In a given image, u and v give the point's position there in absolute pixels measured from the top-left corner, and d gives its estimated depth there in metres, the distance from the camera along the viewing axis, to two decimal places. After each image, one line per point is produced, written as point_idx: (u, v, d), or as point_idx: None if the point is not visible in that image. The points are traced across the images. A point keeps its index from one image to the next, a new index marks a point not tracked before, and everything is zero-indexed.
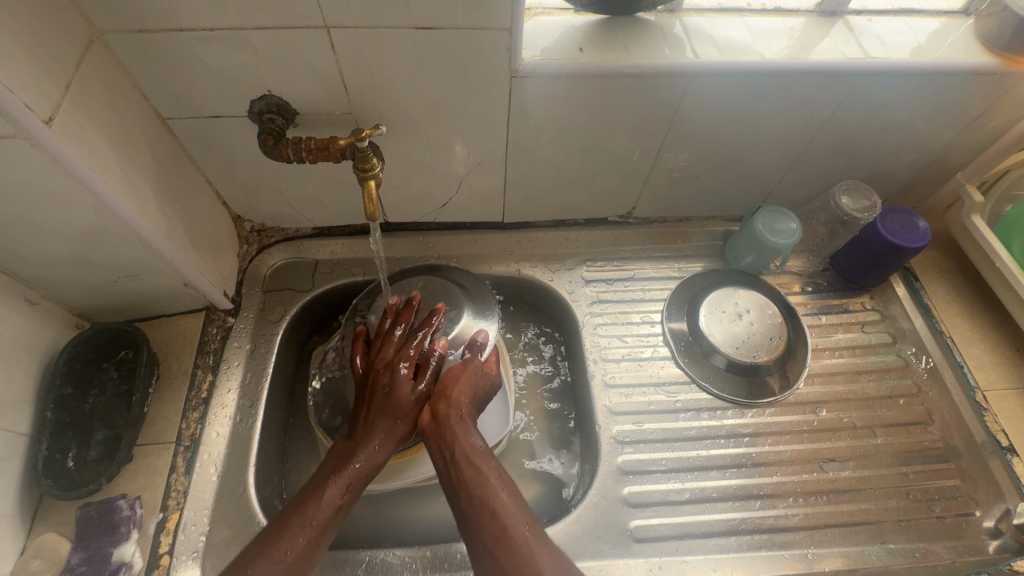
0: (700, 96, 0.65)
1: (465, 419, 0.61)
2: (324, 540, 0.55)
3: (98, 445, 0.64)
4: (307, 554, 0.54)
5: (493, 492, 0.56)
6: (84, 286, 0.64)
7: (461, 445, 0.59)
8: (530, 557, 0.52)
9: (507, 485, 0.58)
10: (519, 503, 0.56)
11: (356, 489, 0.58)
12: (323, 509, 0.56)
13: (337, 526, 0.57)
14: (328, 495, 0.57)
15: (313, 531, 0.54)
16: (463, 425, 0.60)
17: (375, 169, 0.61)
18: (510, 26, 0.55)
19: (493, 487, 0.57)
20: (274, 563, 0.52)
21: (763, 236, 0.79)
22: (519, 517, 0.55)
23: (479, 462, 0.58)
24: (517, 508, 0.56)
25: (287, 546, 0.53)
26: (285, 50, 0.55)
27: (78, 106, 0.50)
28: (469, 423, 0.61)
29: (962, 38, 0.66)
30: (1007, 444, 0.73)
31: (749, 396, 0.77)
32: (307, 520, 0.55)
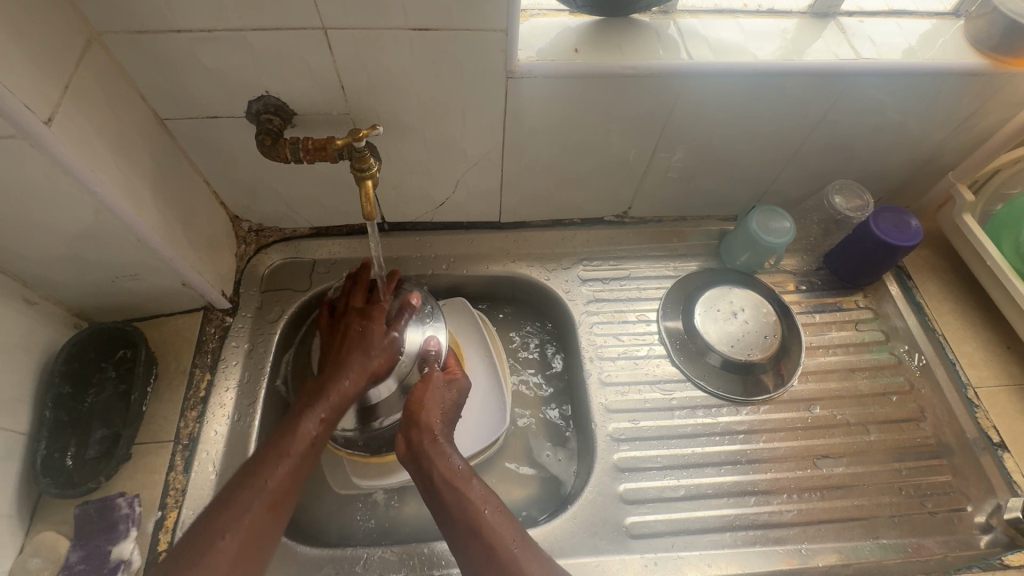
0: (694, 97, 0.66)
1: (441, 442, 0.62)
2: (304, 472, 0.58)
3: (98, 443, 0.65)
4: (287, 483, 0.56)
5: (477, 511, 0.56)
6: (82, 285, 0.65)
7: (439, 471, 0.59)
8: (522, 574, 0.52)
9: (489, 498, 0.58)
10: (504, 515, 0.57)
11: (331, 424, 0.62)
12: (300, 440, 0.59)
13: (315, 456, 0.60)
14: (305, 428, 0.59)
15: (292, 459, 0.57)
16: (439, 450, 0.61)
17: (372, 169, 0.61)
18: (505, 28, 0.56)
19: (476, 504, 0.57)
20: (258, 488, 0.54)
21: (758, 235, 0.80)
22: (507, 531, 0.55)
23: (458, 482, 0.58)
24: (503, 520, 0.56)
25: (268, 476, 0.55)
26: (283, 51, 0.56)
27: (77, 106, 0.50)
28: (448, 445, 0.62)
29: (953, 39, 0.67)
30: (998, 440, 0.74)
31: (744, 393, 0.78)
32: (286, 452, 0.57)
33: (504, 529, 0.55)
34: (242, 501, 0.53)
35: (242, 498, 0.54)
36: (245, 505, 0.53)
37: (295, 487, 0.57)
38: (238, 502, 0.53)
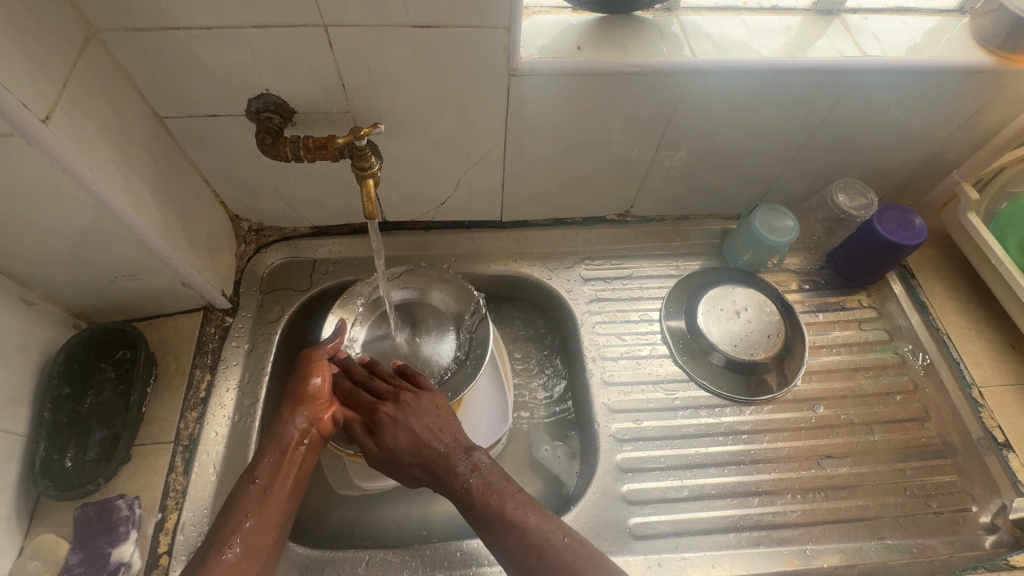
0: (697, 94, 0.65)
1: (474, 475, 0.58)
2: (275, 518, 0.56)
3: (97, 445, 0.64)
4: (256, 535, 0.55)
5: (524, 522, 0.55)
6: (81, 285, 0.64)
7: (484, 511, 0.56)
8: (545, 549, 0.53)
9: (542, 518, 0.56)
10: (561, 531, 0.55)
11: (297, 463, 0.60)
12: (253, 491, 0.56)
13: (280, 496, 0.57)
14: (258, 481, 0.57)
15: (249, 514, 0.55)
16: (476, 484, 0.58)
17: (373, 167, 0.60)
18: (508, 25, 0.55)
19: (536, 535, 0.54)
20: (224, 548, 0.53)
21: (761, 234, 0.79)
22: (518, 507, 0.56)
23: (506, 512, 0.56)
24: (564, 539, 0.54)
25: (229, 536, 0.54)
26: (283, 49, 0.55)
27: (75, 104, 0.49)
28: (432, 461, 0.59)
29: (959, 36, 0.66)
30: (1003, 439, 0.73)
31: (748, 393, 0.77)
32: (247, 510, 0.55)
33: (566, 548, 0.53)
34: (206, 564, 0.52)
35: (210, 561, 0.52)
36: (216, 565, 0.52)
37: (269, 535, 0.55)
38: (205, 563, 0.52)
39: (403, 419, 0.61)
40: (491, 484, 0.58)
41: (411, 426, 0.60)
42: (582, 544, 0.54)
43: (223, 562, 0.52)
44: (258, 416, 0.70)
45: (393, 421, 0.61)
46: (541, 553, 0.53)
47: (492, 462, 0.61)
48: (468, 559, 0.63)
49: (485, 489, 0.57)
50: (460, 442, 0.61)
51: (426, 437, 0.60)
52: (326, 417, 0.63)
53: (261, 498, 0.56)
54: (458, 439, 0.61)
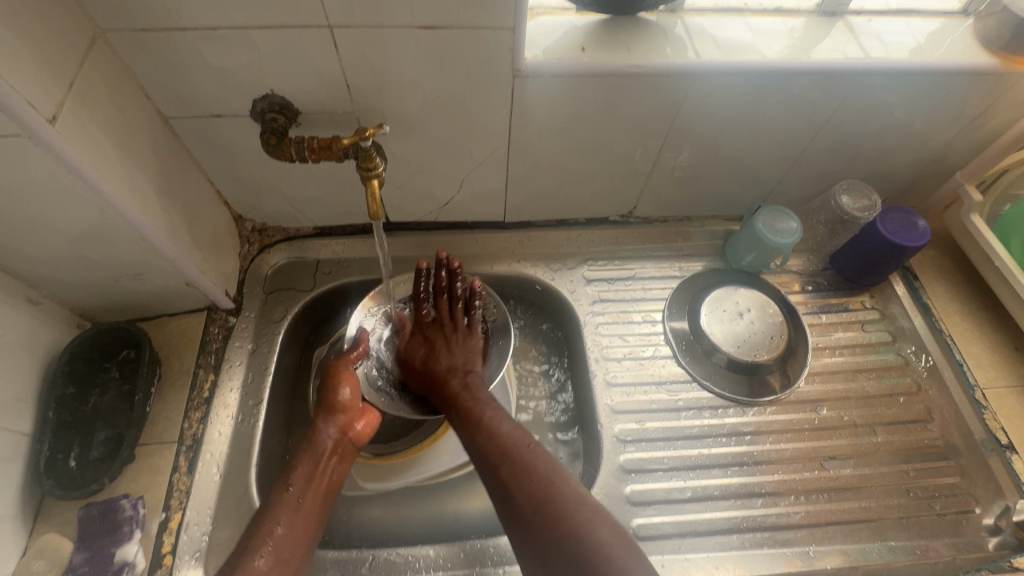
0: (701, 95, 0.65)
1: (464, 389, 0.66)
2: (306, 527, 0.57)
3: (101, 444, 0.64)
4: (287, 544, 0.55)
5: (496, 427, 0.61)
6: (86, 285, 0.64)
7: (463, 414, 0.63)
8: (509, 449, 0.58)
9: (512, 428, 0.61)
10: (527, 440, 0.60)
11: (327, 472, 0.62)
12: (287, 501, 0.58)
13: (312, 507, 0.59)
14: (291, 489, 0.59)
15: (283, 523, 0.56)
16: (465, 395, 0.65)
17: (378, 168, 0.61)
18: (513, 25, 0.55)
19: (501, 435, 0.60)
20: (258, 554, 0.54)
21: (765, 235, 0.79)
22: (497, 418, 0.62)
23: (483, 419, 0.62)
24: (527, 445, 0.59)
25: (262, 543, 0.54)
26: (288, 49, 0.55)
27: (81, 104, 0.49)
28: (443, 367, 0.69)
29: (962, 38, 0.67)
30: (1006, 441, 0.73)
31: (751, 394, 0.77)
32: (279, 517, 0.57)
33: (527, 453, 0.58)
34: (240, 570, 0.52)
35: (243, 566, 0.52)
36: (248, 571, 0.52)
37: (300, 544, 0.56)
38: (239, 568, 0.52)
39: (433, 339, 0.71)
40: (478, 398, 0.65)
41: (435, 345, 0.71)
42: (544, 454, 0.58)
43: (256, 568, 0.52)
44: (261, 416, 0.70)
45: (428, 337, 0.72)
46: (502, 452, 0.58)
47: (486, 389, 0.67)
48: (472, 560, 0.63)
49: (470, 399, 0.65)
50: (468, 370, 0.69)
51: (439, 355, 0.70)
52: (357, 426, 0.66)
53: (294, 506, 0.58)
54: (466, 365, 0.69)
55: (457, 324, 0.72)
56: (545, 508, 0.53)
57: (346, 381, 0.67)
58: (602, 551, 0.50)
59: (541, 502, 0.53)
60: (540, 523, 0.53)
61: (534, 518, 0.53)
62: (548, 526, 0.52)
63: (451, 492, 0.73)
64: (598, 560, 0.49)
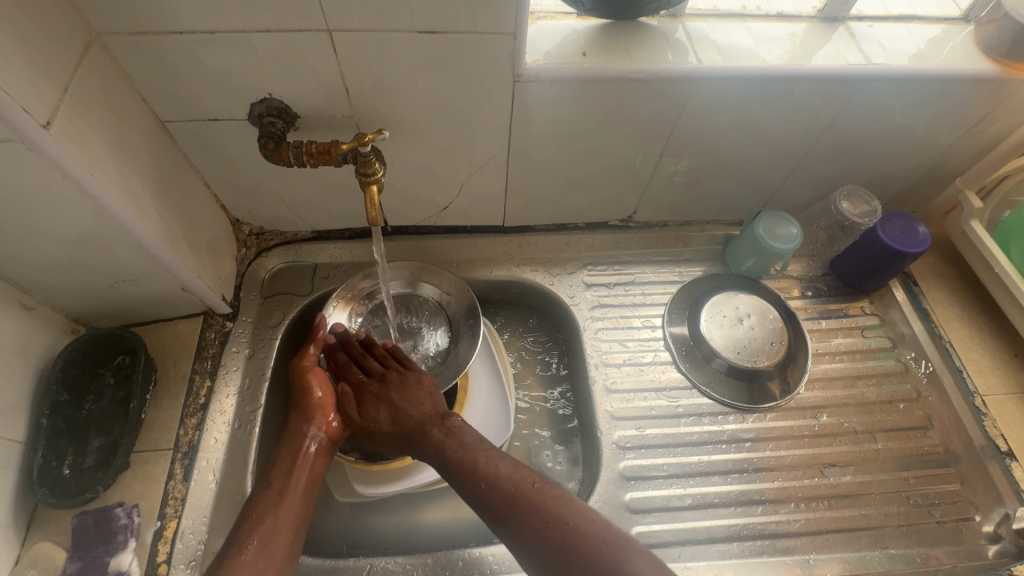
0: (702, 101, 0.65)
1: (448, 436, 0.63)
2: (292, 519, 0.57)
3: (96, 451, 0.63)
4: (273, 535, 0.55)
5: (496, 473, 0.59)
6: (80, 290, 0.63)
7: (456, 468, 0.60)
8: (518, 494, 0.56)
9: (510, 469, 0.59)
10: (529, 479, 0.58)
11: (309, 467, 0.62)
12: (270, 496, 0.58)
13: (298, 500, 0.59)
14: (272, 484, 0.59)
15: (269, 517, 0.56)
16: (450, 445, 0.62)
17: (378, 174, 0.60)
18: (514, 31, 0.55)
19: (504, 481, 0.58)
20: (243, 545, 0.54)
21: (764, 241, 0.79)
22: (492, 461, 0.60)
23: (478, 466, 0.59)
24: (532, 485, 0.57)
25: (246, 536, 0.54)
26: (286, 53, 0.55)
27: (76, 109, 0.49)
28: (415, 423, 0.65)
29: (963, 44, 0.66)
30: (1006, 449, 0.73)
31: (751, 401, 0.77)
32: (262, 511, 0.57)
33: (534, 494, 0.56)
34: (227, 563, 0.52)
35: (230, 560, 0.53)
36: (236, 563, 0.52)
37: (287, 535, 0.56)
38: (226, 562, 0.52)
39: (384, 395, 0.66)
40: (462, 443, 0.62)
41: (392, 400, 0.66)
42: (551, 490, 0.57)
43: (243, 560, 0.53)
44: (257, 423, 0.69)
45: (382, 393, 0.67)
46: (513, 499, 0.56)
47: (466, 426, 0.65)
48: (471, 568, 0.63)
49: (457, 444, 0.62)
50: (439, 410, 0.66)
51: (404, 409, 0.66)
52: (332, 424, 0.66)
53: (277, 500, 0.58)
54: (436, 408, 0.66)
55: (396, 372, 0.68)
56: (567, 552, 0.52)
57: (314, 380, 0.68)
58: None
59: (562, 546, 0.52)
60: (569, 569, 0.51)
61: (559, 565, 0.52)
62: (576, 571, 0.51)
63: (450, 499, 0.72)
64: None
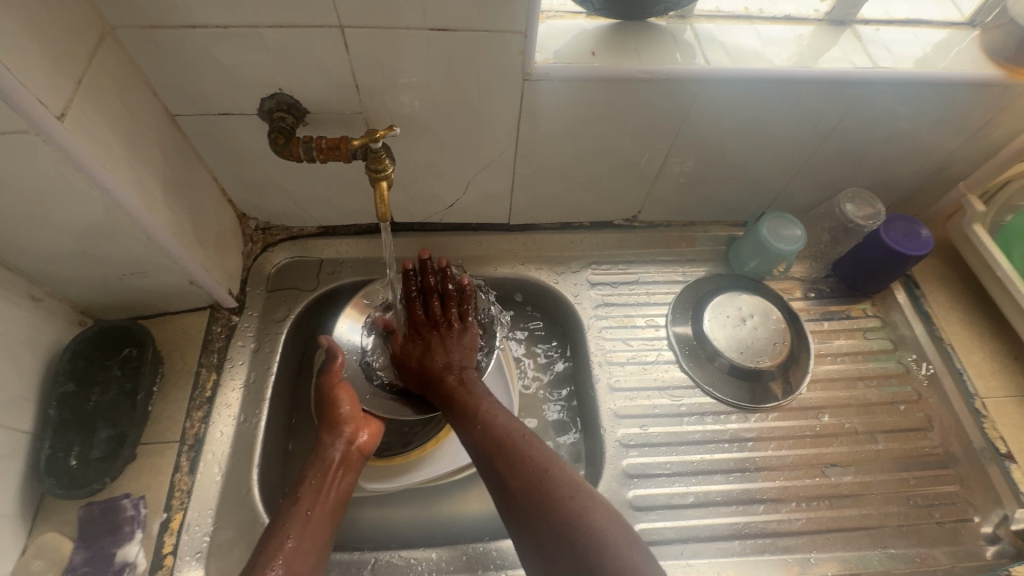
0: (709, 102, 0.65)
1: (460, 386, 0.65)
2: (316, 541, 0.57)
3: (103, 444, 0.63)
4: (297, 557, 0.55)
5: (491, 420, 0.60)
6: (88, 283, 0.64)
7: (459, 409, 0.63)
8: (508, 442, 0.58)
9: (508, 420, 0.60)
10: (521, 431, 0.59)
11: (335, 486, 0.62)
12: (296, 515, 0.58)
13: (324, 520, 0.59)
14: (299, 502, 0.59)
15: (295, 535, 0.56)
16: (459, 390, 0.64)
17: (387, 170, 0.60)
18: (524, 29, 0.55)
19: (497, 429, 0.59)
20: (269, 565, 0.53)
21: (769, 242, 0.79)
22: (492, 410, 0.61)
23: (478, 413, 0.61)
24: (522, 436, 0.58)
25: (272, 556, 0.54)
26: (298, 49, 0.55)
27: (88, 101, 0.49)
28: (438, 363, 0.67)
29: (969, 49, 0.67)
30: (1005, 450, 0.74)
31: (753, 400, 0.77)
32: (289, 529, 0.57)
33: (521, 443, 0.57)
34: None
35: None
36: None
37: (312, 557, 0.56)
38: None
39: (429, 336, 0.70)
40: (473, 393, 0.64)
41: (431, 342, 0.69)
42: (539, 443, 0.58)
43: None
44: (263, 416, 0.69)
45: (428, 334, 0.70)
46: (500, 446, 0.57)
47: (481, 381, 0.67)
48: (474, 563, 0.63)
49: (467, 394, 0.64)
50: (463, 363, 0.68)
51: (435, 352, 0.68)
52: (363, 437, 0.66)
53: (303, 519, 0.58)
54: (461, 360, 0.68)
55: (450, 321, 0.70)
56: (539, 497, 0.53)
57: (342, 393, 0.68)
58: (596, 537, 0.49)
59: (538, 490, 0.53)
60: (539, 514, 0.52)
61: (529, 507, 0.53)
62: (542, 515, 0.52)
63: (455, 495, 0.72)
64: (596, 547, 0.48)
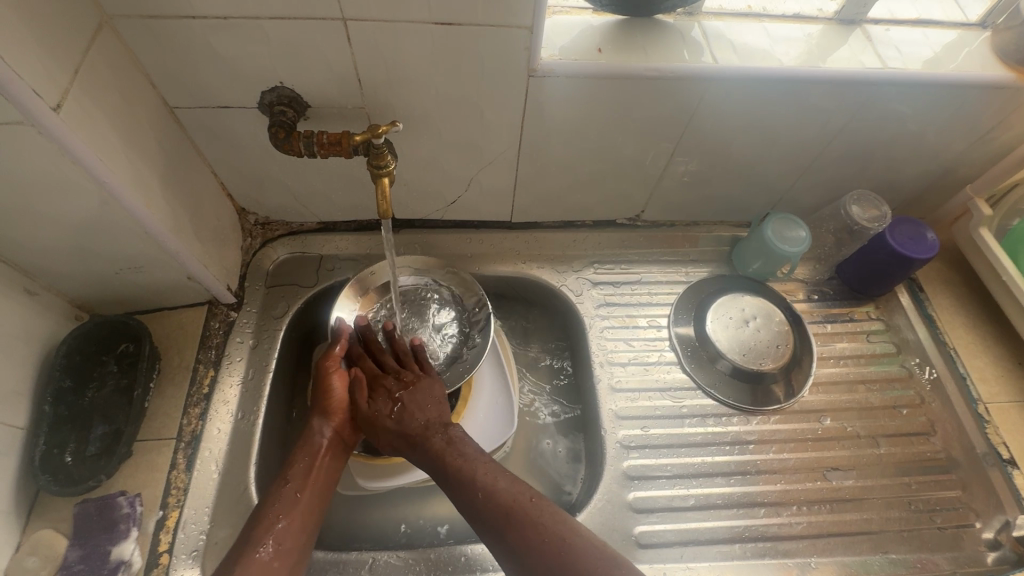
0: (716, 102, 0.64)
1: (449, 446, 0.62)
2: (306, 522, 0.57)
3: (98, 440, 0.63)
4: (289, 536, 0.55)
5: (493, 486, 0.58)
6: (85, 277, 0.63)
7: (453, 475, 0.59)
8: (517, 510, 0.55)
9: (509, 481, 0.58)
10: (528, 495, 0.57)
11: (325, 467, 0.61)
12: (287, 497, 0.57)
13: (314, 502, 0.59)
14: (291, 482, 0.59)
15: (288, 516, 0.56)
16: (450, 453, 0.61)
17: (390, 166, 0.60)
18: (531, 24, 0.54)
19: (501, 494, 0.57)
20: (261, 541, 0.54)
21: (773, 243, 0.78)
22: (488, 474, 0.59)
23: (475, 477, 0.59)
24: (530, 500, 0.56)
25: (263, 535, 0.54)
26: (299, 42, 0.54)
27: (86, 93, 0.48)
28: (419, 420, 0.65)
29: (979, 50, 0.66)
30: (1008, 456, 0.73)
31: (755, 403, 0.77)
32: (279, 507, 0.56)
33: (531, 509, 0.55)
34: (237, 558, 0.53)
35: (245, 558, 0.53)
36: (251, 562, 0.52)
37: (301, 536, 0.56)
38: (241, 561, 0.52)
39: (397, 392, 0.66)
40: (463, 453, 0.61)
41: (402, 400, 0.66)
42: (548, 507, 0.56)
43: (258, 559, 0.53)
44: (261, 413, 0.68)
45: (400, 388, 0.67)
46: (510, 515, 0.55)
47: (467, 437, 0.64)
48: (473, 565, 0.63)
49: (456, 455, 0.61)
50: (443, 419, 0.65)
51: (411, 412, 0.65)
52: (348, 430, 0.66)
53: (294, 500, 0.57)
54: (440, 416, 0.65)
55: (413, 371, 0.68)
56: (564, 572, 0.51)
57: (336, 378, 0.68)
58: None
59: (562, 564, 0.51)
60: None
61: None
62: None
63: None
64: None
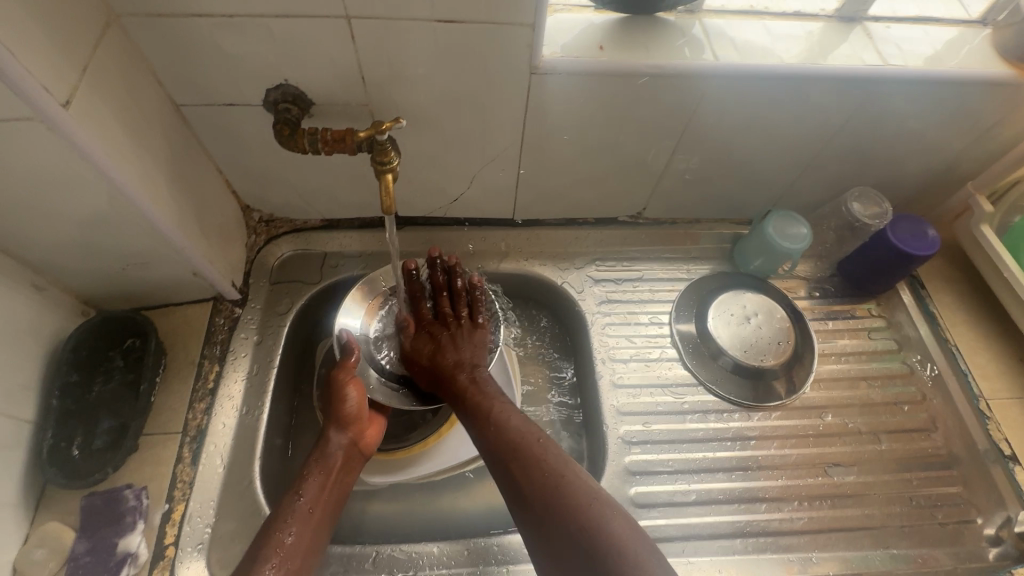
0: (717, 99, 0.65)
1: (473, 385, 0.65)
2: (313, 541, 0.57)
3: (105, 433, 0.64)
4: (296, 553, 0.55)
5: (505, 423, 0.60)
6: (92, 273, 0.63)
7: (473, 409, 0.62)
8: (523, 446, 0.57)
9: (522, 421, 0.60)
10: (537, 434, 0.59)
11: (336, 484, 0.61)
12: (298, 511, 0.57)
13: (324, 520, 0.59)
14: (303, 495, 0.59)
15: (298, 532, 0.56)
16: (473, 391, 0.64)
17: (393, 163, 0.60)
18: (533, 22, 0.55)
19: (510, 431, 0.59)
20: (270, 556, 0.53)
21: (774, 240, 0.79)
22: (504, 413, 0.61)
23: (493, 413, 0.61)
24: (538, 440, 0.58)
25: (271, 551, 0.54)
26: (304, 40, 0.55)
27: (94, 89, 0.49)
28: (451, 357, 0.67)
29: (979, 47, 0.66)
30: (1009, 452, 0.74)
31: (756, 398, 0.77)
32: (290, 523, 0.56)
33: (537, 448, 0.57)
34: (245, 573, 0.52)
35: (252, 574, 0.52)
36: None
37: (307, 555, 0.56)
38: None
39: (439, 334, 0.69)
40: (485, 393, 0.64)
41: (441, 341, 0.69)
42: (553, 447, 0.58)
43: None
44: (265, 408, 0.69)
45: (442, 332, 0.69)
46: (516, 449, 0.57)
47: (492, 383, 0.66)
48: (476, 558, 0.63)
49: (479, 393, 0.64)
50: (473, 364, 0.67)
51: (446, 349, 0.68)
52: (364, 437, 0.66)
53: (305, 516, 0.57)
54: (473, 359, 0.68)
55: (458, 320, 0.70)
56: (556, 502, 0.53)
57: (352, 391, 0.66)
58: (614, 548, 0.49)
59: (554, 497, 0.53)
60: (554, 521, 0.52)
61: (544, 514, 0.53)
62: (558, 522, 0.52)
63: (457, 490, 0.72)
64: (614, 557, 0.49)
